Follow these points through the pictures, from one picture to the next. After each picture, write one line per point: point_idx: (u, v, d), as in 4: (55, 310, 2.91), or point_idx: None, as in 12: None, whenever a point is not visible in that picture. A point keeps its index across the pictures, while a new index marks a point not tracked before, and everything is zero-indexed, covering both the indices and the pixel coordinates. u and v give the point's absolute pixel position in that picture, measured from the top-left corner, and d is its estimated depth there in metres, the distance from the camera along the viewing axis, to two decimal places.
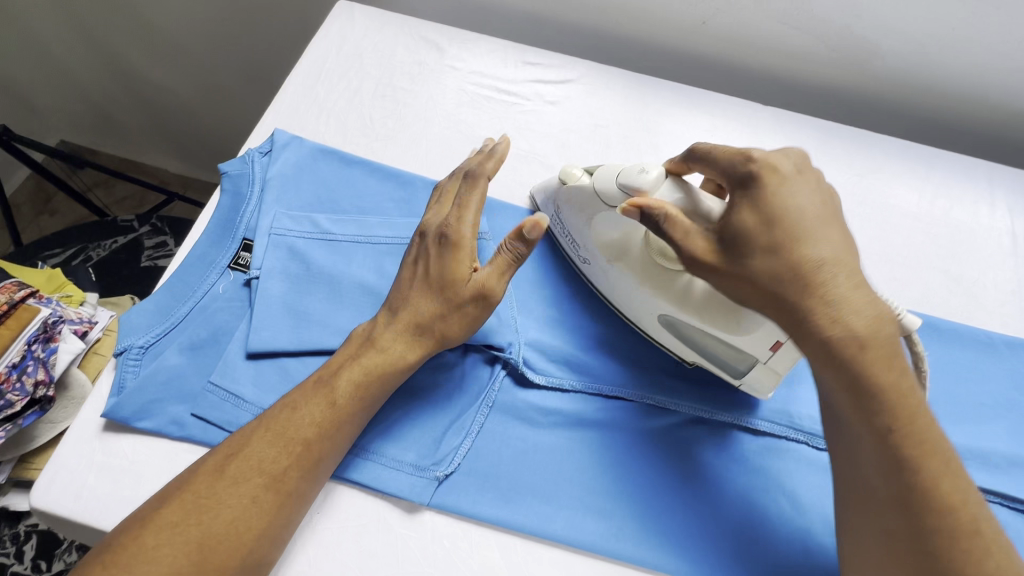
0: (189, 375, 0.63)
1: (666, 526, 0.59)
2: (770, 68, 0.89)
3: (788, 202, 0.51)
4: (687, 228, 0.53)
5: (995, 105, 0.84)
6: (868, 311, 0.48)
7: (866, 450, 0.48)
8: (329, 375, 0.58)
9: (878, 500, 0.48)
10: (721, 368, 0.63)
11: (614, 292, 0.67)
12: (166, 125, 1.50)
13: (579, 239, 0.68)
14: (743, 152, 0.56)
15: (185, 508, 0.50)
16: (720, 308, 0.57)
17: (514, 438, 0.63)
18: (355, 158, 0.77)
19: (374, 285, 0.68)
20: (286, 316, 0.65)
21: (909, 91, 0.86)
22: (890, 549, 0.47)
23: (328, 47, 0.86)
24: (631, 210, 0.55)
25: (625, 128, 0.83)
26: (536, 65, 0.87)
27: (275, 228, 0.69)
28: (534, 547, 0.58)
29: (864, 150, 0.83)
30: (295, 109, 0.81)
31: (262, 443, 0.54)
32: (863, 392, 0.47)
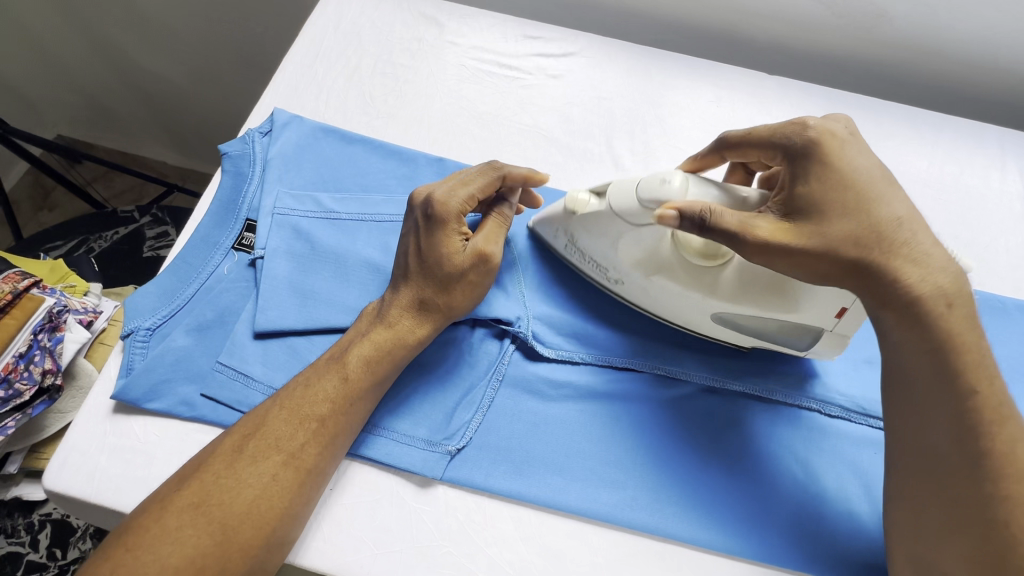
0: (197, 355, 0.62)
1: (680, 496, 0.59)
2: (774, 36, 0.87)
3: (857, 161, 0.52)
4: (736, 220, 0.51)
5: (1007, 69, 0.83)
6: (943, 271, 0.50)
7: (934, 415, 0.48)
8: (340, 353, 0.58)
9: (936, 464, 0.48)
10: (783, 343, 0.62)
11: (658, 304, 0.64)
12: (162, 115, 1.48)
13: (605, 263, 0.64)
14: (785, 127, 0.56)
15: (205, 487, 0.50)
16: (777, 290, 0.56)
17: (526, 413, 0.62)
18: (356, 136, 0.76)
19: (380, 263, 0.67)
20: (293, 295, 0.64)
21: (917, 57, 0.84)
22: (952, 517, 0.46)
23: (325, 26, 0.85)
24: (671, 214, 0.52)
25: (629, 101, 0.82)
26: (537, 38, 0.85)
27: (278, 207, 0.68)
28: (547, 518, 0.58)
29: (873, 117, 0.82)
30: (294, 89, 0.80)
31: (279, 420, 0.54)
32: (944, 355, 0.48)
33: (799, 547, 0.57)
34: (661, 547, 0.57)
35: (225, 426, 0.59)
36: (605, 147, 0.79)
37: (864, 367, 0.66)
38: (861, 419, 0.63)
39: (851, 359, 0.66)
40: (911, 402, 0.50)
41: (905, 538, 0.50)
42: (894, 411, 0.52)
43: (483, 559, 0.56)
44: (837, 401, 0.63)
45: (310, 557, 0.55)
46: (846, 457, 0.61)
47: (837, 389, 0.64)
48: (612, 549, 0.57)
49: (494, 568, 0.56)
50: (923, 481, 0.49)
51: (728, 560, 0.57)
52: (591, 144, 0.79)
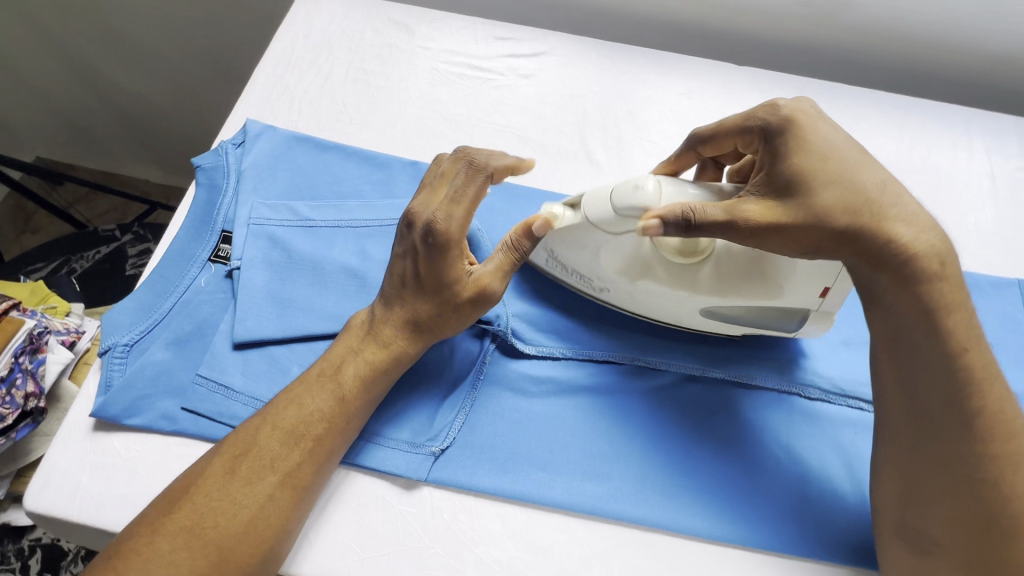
0: (177, 368, 0.62)
1: (666, 484, 0.59)
2: (742, 27, 0.88)
3: (829, 135, 0.52)
4: (719, 211, 0.51)
5: (970, 50, 0.84)
6: (930, 232, 0.50)
7: (927, 378, 0.49)
8: (332, 368, 0.57)
9: (928, 427, 0.49)
10: (774, 327, 0.63)
11: (642, 304, 0.64)
12: (140, 132, 1.47)
13: (588, 273, 0.63)
14: (755, 111, 0.57)
15: (197, 510, 0.49)
16: (755, 275, 0.56)
17: (509, 410, 0.62)
18: (331, 143, 0.76)
19: (358, 269, 0.67)
20: (270, 303, 0.64)
21: (882, 43, 0.86)
22: (942, 478, 0.48)
23: (296, 36, 0.85)
24: (654, 223, 0.52)
25: (601, 97, 0.83)
26: (508, 39, 0.86)
27: (253, 217, 0.68)
28: (535, 514, 0.58)
29: (842, 103, 0.83)
30: (267, 99, 0.80)
31: (271, 440, 0.52)
32: (934, 317, 0.49)
33: (783, 528, 0.58)
34: (648, 536, 0.58)
35: (207, 438, 0.59)
36: (579, 144, 0.79)
37: (842, 349, 0.67)
38: (840, 400, 0.64)
39: (828, 342, 0.67)
40: (904, 367, 0.50)
41: (896, 505, 0.51)
42: (886, 379, 0.52)
43: (471, 558, 0.56)
44: (817, 383, 0.64)
45: (299, 565, 0.55)
46: (827, 439, 0.62)
47: (816, 371, 0.65)
48: (600, 541, 0.57)
49: (483, 566, 0.56)
50: (914, 446, 0.50)
51: (716, 546, 0.57)
52: (565, 142, 0.79)
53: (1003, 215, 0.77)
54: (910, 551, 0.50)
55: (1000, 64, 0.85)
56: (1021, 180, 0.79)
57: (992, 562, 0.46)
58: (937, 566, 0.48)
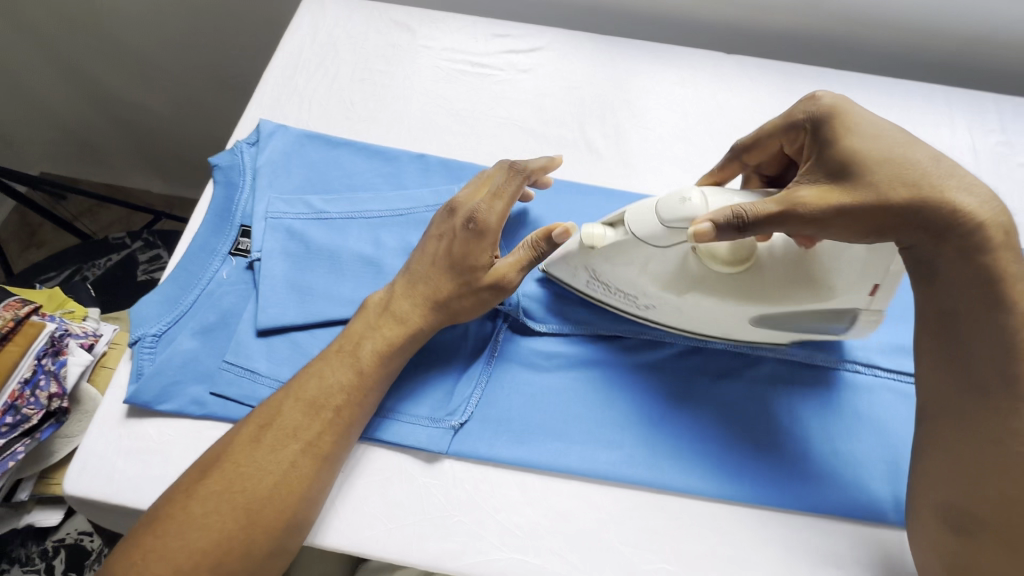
0: (204, 356, 0.65)
1: (675, 450, 0.62)
2: (730, 18, 0.92)
3: (869, 117, 0.54)
4: (772, 205, 0.51)
5: (948, 32, 0.88)
6: (987, 201, 0.51)
7: (981, 354, 0.51)
8: (351, 345, 0.60)
9: (980, 402, 0.51)
10: (824, 331, 0.64)
11: (692, 317, 0.63)
12: (145, 143, 1.50)
13: (634, 291, 0.63)
14: (795, 108, 0.59)
15: (228, 476, 0.52)
16: (807, 276, 0.58)
17: (523, 384, 0.65)
18: (340, 140, 0.79)
19: (373, 257, 0.70)
20: (290, 291, 0.67)
21: (864, 28, 0.89)
22: (997, 456, 0.49)
23: (302, 39, 0.89)
24: (707, 226, 0.51)
25: (598, 88, 0.86)
26: (506, 36, 0.90)
27: (270, 211, 0.71)
28: (553, 481, 0.61)
29: (828, 86, 0.87)
30: (277, 100, 0.83)
31: (294, 410, 0.56)
32: (992, 296, 0.50)
33: (788, 485, 0.60)
34: (660, 499, 0.60)
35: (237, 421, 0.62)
36: (578, 133, 0.83)
37: None
38: (839, 365, 0.66)
39: None
40: (955, 343, 0.52)
41: (935, 485, 0.52)
42: (935, 359, 0.54)
43: (493, 524, 0.59)
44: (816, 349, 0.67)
45: (329, 536, 0.58)
46: (826, 401, 0.65)
47: None
48: (615, 504, 0.60)
49: (504, 532, 0.58)
50: (964, 421, 0.51)
51: (724, 506, 0.60)
52: (565, 131, 0.83)
53: (985, 187, 0.80)
54: (951, 530, 0.51)
55: (978, 44, 0.89)
56: (1001, 153, 0.82)
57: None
58: (979, 543, 0.49)
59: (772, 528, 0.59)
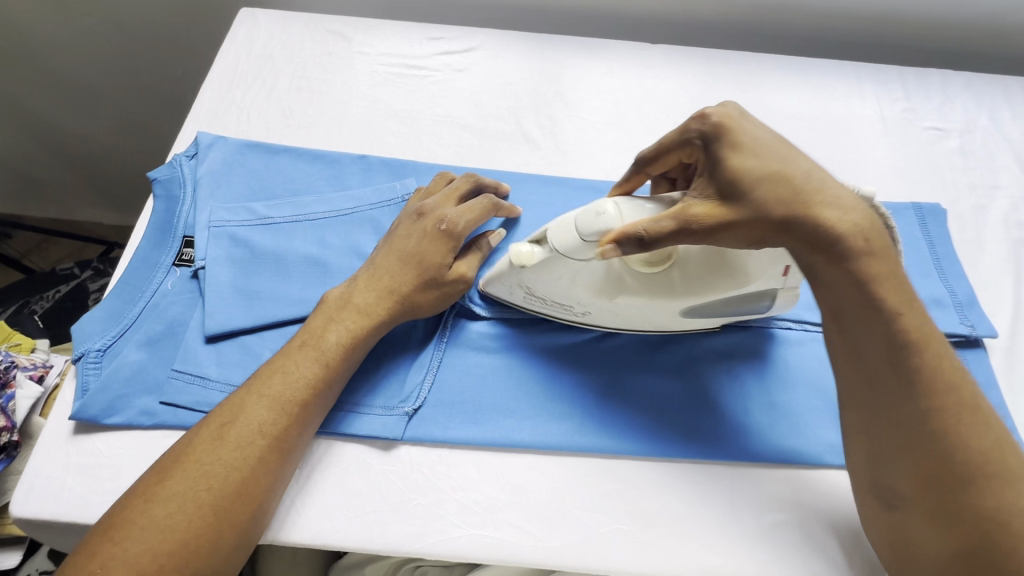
0: (152, 366, 0.65)
1: (623, 416, 0.65)
2: (652, 11, 0.97)
3: (756, 134, 0.55)
4: (669, 220, 0.53)
5: (849, 12, 0.95)
6: (858, 209, 0.53)
7: (872, 340, 0.52)
8: (314, 339, 0.60)
9: (880, 387, 0.52)
10: (749, 310, 0.67)
11: (626, 318, 0.66)
12: (90, 173, 1.45)
13: (567, 300, 0.65)
14: (687, 123, 0.59)
15: (189, 476, 0.51)
16: (723, 269, 0.60)
17: (474, 366, 0.67)
18: (281, 147, 0.80)
19: (319, 257, 0.71)
20: (237, 296, 0.67)
21: (775, 14, 0.96)
22: (901, 434, 0.51)
23: (238, 53, 0.90)
24: (610, 248, 0.54)
25: (531, 83, 0.89)
26: (440, 39, 0.93)
27: (213, 220, 0.72)
28: (507, 457, 0.63)
29: (747, 69, 0.93)
30: (214, 113, 0.84)
31: (259, 406, 0.56)
32: (870, 287, 0.52)
33: (729, 440, 0.64)
34: (611, 464, 0.63)
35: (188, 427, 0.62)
36: (515, 126, 0.86)
37: None
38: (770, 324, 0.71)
39: None
40: (849, 337, 0.53)
41: (864, 469, 0.54)
42: (839, 353, 0.55)
43: (452, 503, 0.60)
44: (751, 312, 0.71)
45: (288, 532, 0.58)
46: (761, 359, 0.69)
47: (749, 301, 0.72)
48: (568, 472, 0.62)
49: (463, 509, 0.60)
50: (870, 406, 0.53)
51: (674, 461, 0.63)
52: (502, 125, 0.85)
53: (895, 150, 0.86)
54: (882, 507, 0.53)
55: (879, 22, 0.96)
56: (907, 119, 0.89)
57: (952, 512, 0.49)
58: (907, 518, 0.51)
59: (720, 479, 0.62)
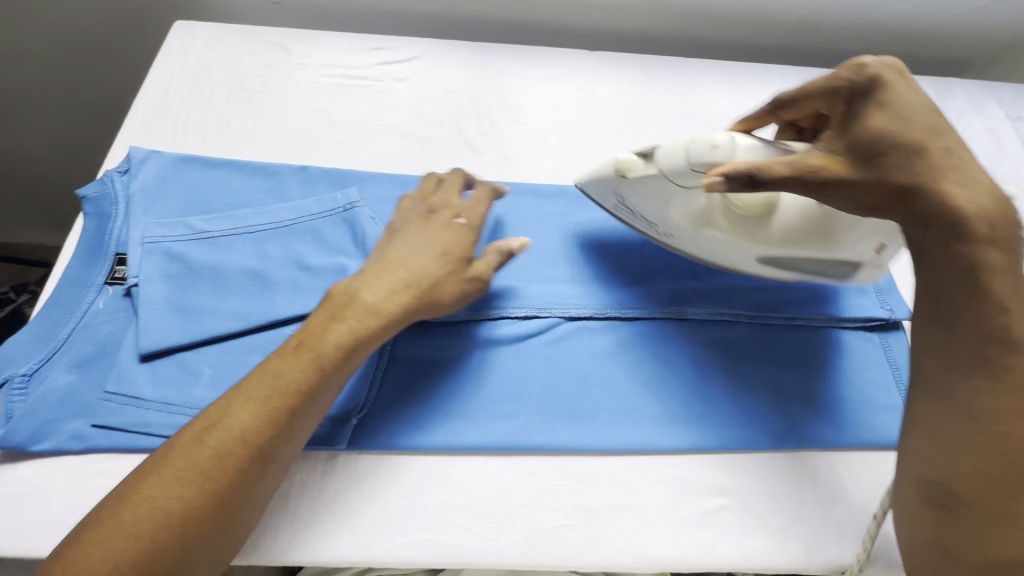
0: (83, 389, 0.58)
1: (602, 416, 0.60)
2: (593, 22, 0.99)
3: (909, 97, 0.49)
4: (786, 166, 0.47)
5: (778, 21, 0.99)
6: (990, 195, 0.48)
7: (967, 329, 0.47)
8: (312, 339, 0.53)
9: (963, 375, 0.47)
10: (825, 275, 0.62)
11: (705, 249, 0.63)
12: (27, 193, 1.34)
13: (654, 219, 0.63)
14: (838, 72, 0.52)
15: (163, 480, 0.45)
16: (815, 225, 0.55)
17: (471, 366, 0.62)
18: (219, 160, 0.74)
19: (260, 271, 0.64)
20: (174, 313, 0.61)
21: (708, 24, 0.99)
22: (978, 435, 0.46)
23: (172, 68, 0.85)
24: (718, 180, 0.48)
25: (471, 90, 0.87)
26: (381, 50, 0.89)
27: (146, 236, 0.65)
28: (472, 464, 0.58)
29: (684, 70, 0.92)
30: (148, 128, 0.80)
31: (244, 409, 0.49)
32: (981, 277, 0.47)
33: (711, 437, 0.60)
34: (585, 468, 0.58)
35: (121, 450, 0.56)
36: (457, 134, 0.83)
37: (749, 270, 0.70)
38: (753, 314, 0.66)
39: None
40: (945, 325, 0.48)
41: (915, 462, 0.49)
42: (925, 336, 0.50)
43: (415, 516, 0.55)
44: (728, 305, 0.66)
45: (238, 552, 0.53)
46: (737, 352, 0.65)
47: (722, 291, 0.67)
48: (537, 480, 0.58)
49: (422, 520, 0.55)
50: (944, 396, 0.48)
51: (657, 457, 0.59)
52: (444, 133, 0.83)
53: None
54: (929, 505, 0.48)
55: (805, 29, 1.00)
56: None
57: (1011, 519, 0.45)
58: (958, 525, 0.46)
59: (706, 474, 0.59)
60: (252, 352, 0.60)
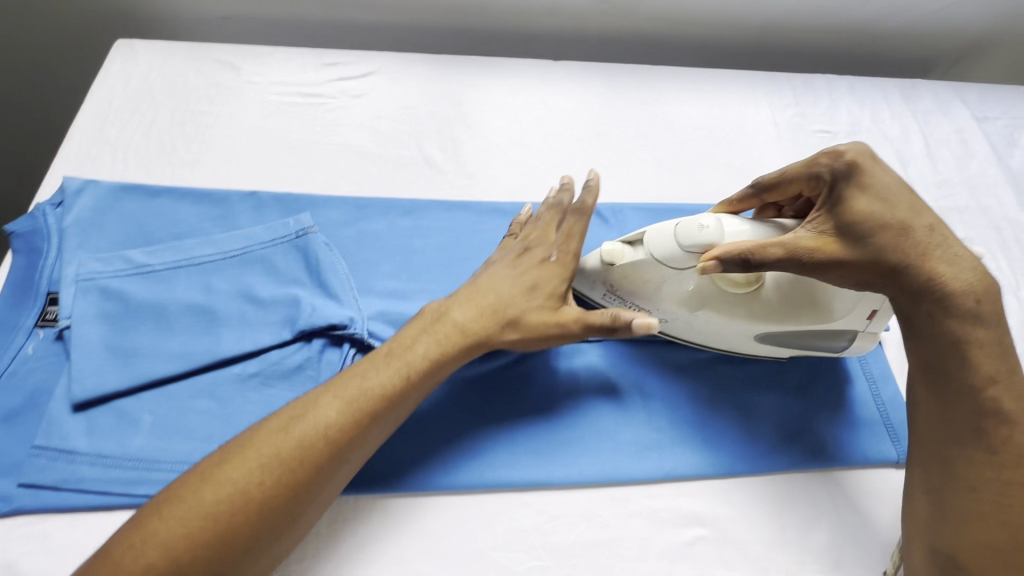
0: (10, 444, 0.54)
1: (606, 461, 0.59)
2: (553, 32, 0.94)
3: (886, 181, 0.53)
4: (780, 248, 0.51)
5: (751, 15, 0.93)
6: (974, 269, 0.52)
7: (964, 400, 0.50)
8: (401, 349, 0.54)
9: (960, 447, 0.50)
10: (825, 348, 0.63)
11: (702, 332, 0.63)
12: None
13: (646, 305, 0.61)
14: (817, 157, 0.57)
15: (246, 463, 0.45)
16: (805, 304, 0.57)
17: (513, 389, 0.62)
18: (161, 187, 0.69)
19: (203, 305, 0.61)
20: (109, 356, 0.57)
21: (678, 24, 0.94)
22: (981, 505, 0.48)
23: (112, 88, 0.78)
24: (712, 263, 0.52)
25: (432, 106, 0.81)
26: (336, 65, 0.82)
27: (80, 273, 0.61)
28: (470, 499, 0.57)
29: (664, 87, 0.87)
30: (87, 154, 0.72)
31: (333, 405, 0.49)
32: (970, 353, 0.50)
33: (704, 490, 0.59)
34: (585, 511, 0.57)
35: (52, 510, 0.52)
36: (416, 151, 0.77)
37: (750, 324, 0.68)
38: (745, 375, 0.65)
39: None
40: (943, 398, 0.51)
41: (925, 528, 0.50)
42: (926, 409, 0.52)
43: (410, 554, 0.53)
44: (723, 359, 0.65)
45: None
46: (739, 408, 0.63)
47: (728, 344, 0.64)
48: (536, 520, 0.56)
49: (419, 556, 0.53)
50: (943, 464, 0.50)
51: (631, 489, 0.58)
52: (403, 151, 0.77)
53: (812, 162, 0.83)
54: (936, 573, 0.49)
55: (771, 28, 0.96)
56: (797, 124, 0.86)
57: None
58: None
59: (683, 506, 0.58)
60: (204, 395, 0.57)
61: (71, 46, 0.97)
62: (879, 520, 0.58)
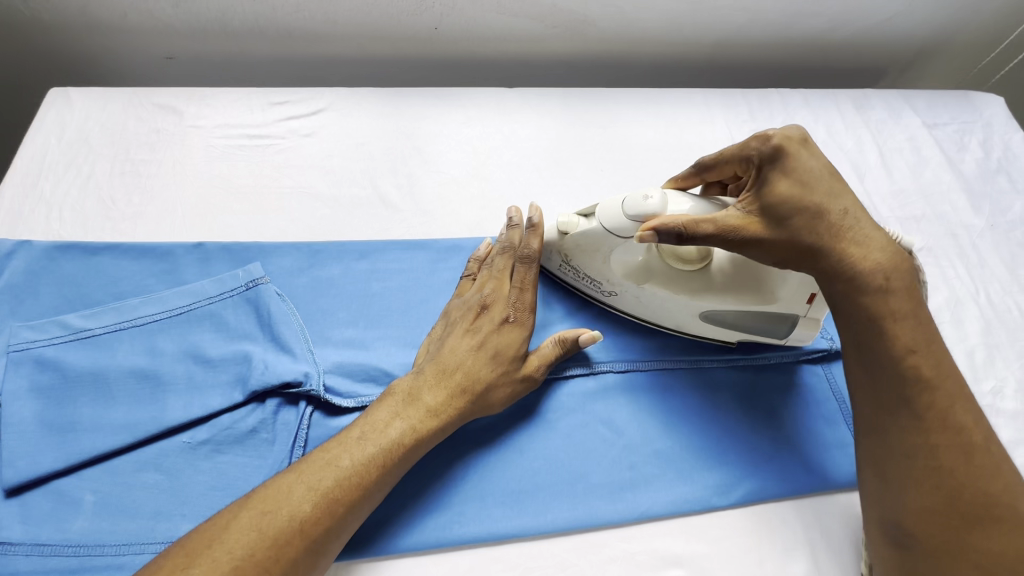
0: None
1: (580, 506, 0.57)
2: (507, 57, 0.93)
3: (812, 165, 0.52)
4: (712, 226, 0.52)
5: (704, 33, 0.94)
6: (884, 249, 0.51)
7: (886, 370, 0.49)
8: (375, 429, 0.51)
9: (889, 416, 0.49)
10: (767, 333, 0.64)
11: (650, 309, 0.65)
12: None
13: (599, 277, 0.64)
14: (747, 140, 0.56)
15: (212, 565, 0.42)
16: (745, 283, 0.59)
17: (480, 440, 0.59)
18: (99, 245, 0.66)
19: (147, 369, 0.58)
20: (46, 433, 0.54)
21: (632, 46, 0.94)
22: (915, 472, 0.47)
23: (45, 141, 0.74)
24: (649, 234, 0.51)
25: (386, 141, 0.79)
26: (284, 103, 0.80)
27: (12, 343, 0.57)
28: (441, 558, 0.54)
29: (623, 109, 0.87)
30: (18, 213, 0.69)
31: (308, 495, 0.46)
32: (883, 324, 0.50)
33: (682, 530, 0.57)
34: (561, 562, 0.55)
35: None
36: (371, 189, 0.75)
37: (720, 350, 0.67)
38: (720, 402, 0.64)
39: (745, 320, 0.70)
40: (869, 368, 0.50)
41: (873, 504, 0.50)
42: (859, 385, 0.52)
43: None
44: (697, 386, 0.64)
45: None
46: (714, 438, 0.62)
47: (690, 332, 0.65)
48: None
49: None
50: (878, 436, 0.50)
51: (605, 534, 0.56)
52: (357, 190, 0.75)
53: None
54: (890, 545, 0.49)
55: (724, 44, 0.96)
56: None
57: (955, 551, 0.45)
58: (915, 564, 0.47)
59: (660, 547, 0.56)
60: (150, 468, 0.54)
61: (6, 94, 0.94)
62: (857, 544, 0.58)
